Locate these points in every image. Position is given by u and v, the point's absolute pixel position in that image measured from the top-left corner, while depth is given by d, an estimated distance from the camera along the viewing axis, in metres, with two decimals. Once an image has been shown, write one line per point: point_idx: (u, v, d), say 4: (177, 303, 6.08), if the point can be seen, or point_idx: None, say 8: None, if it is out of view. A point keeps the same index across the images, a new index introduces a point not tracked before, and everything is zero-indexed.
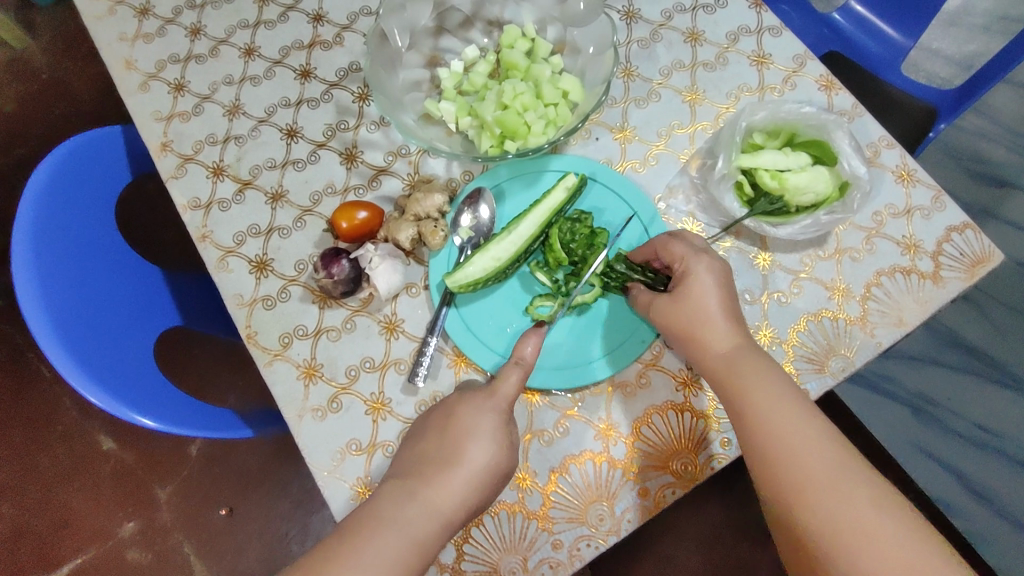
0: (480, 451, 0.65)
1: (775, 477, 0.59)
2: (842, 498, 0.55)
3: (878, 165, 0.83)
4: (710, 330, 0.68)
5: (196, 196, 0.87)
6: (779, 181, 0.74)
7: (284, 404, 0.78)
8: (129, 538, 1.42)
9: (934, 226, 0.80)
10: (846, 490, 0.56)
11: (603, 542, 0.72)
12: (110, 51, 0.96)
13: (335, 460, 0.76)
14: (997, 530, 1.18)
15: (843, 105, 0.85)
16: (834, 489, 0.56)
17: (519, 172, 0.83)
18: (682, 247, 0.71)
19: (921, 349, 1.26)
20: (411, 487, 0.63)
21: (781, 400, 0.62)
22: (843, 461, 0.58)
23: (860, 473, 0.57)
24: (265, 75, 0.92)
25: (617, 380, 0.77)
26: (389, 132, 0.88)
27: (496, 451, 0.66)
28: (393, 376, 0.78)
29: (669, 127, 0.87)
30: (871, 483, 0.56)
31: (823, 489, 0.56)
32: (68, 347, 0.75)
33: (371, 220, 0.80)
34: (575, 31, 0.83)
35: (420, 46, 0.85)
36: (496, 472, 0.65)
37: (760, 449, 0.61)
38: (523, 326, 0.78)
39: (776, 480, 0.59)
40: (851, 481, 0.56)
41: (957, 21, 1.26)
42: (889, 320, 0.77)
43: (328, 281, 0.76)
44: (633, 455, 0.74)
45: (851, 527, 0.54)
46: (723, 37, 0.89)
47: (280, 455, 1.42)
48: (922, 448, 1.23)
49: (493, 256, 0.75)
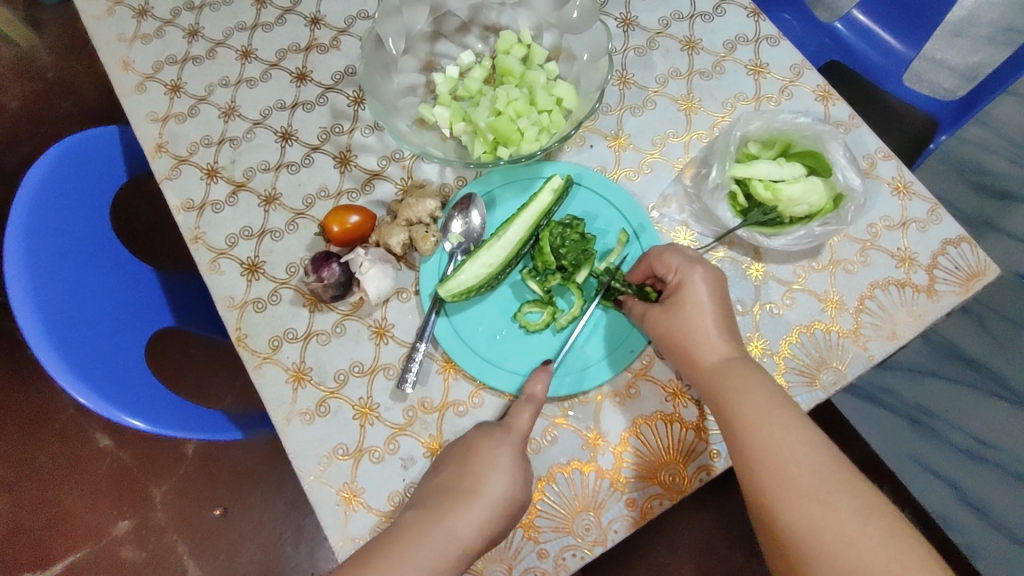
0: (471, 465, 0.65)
1: (759, 487, 0.59)
2: (826, 507, 0.55)
3: (874, 176, 0.82)
4: (700, 341, 0.68)
5: (189, 197, 0.88)
6: (772, 192, 0.74)
7: (273, 407, 0.78)
8: (123, 537, 1.42)
9: (929, 239, 0.79)
10: (830, 499, 0.55)
11: (589, 552, 0.71)
12: (108, 51, 0.96)
13: (321, 464, 0.75)
14: (996, 545, 1.17)
15: (840, 115, 0.85)
16: (819, 499, 0.56)
17: (512, 179, 0.83)
18: (676, 258, 0.71)
19: (922, 361, 1.24)
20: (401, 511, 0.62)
21: (769, 406, 0.62)
22: (830, 470, 0.58)
23: (846, 482, 0.57)
24: (261, 78, 0.92)
25: (608, 389, 0.77)
26: (383, 136, 0.88)
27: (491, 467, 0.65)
28: (382, 381, 0.78)
29: (664, 136, 0.86)
30: (857, 492, 0.56)
31: (807, 493, 0.56)
32: (58, 348, 0.74)
33: (363, 224, 0.80)
34: (571, 37, 0.83)
35: (416, 51, 0.85)
36: (489, 488, 0.64)
37: (746, 453, 0.61)
38: (513, 334, 0.77)
39: (760, 489, 0.59)
40: (837, 490, 0.56)
41: (962, 31, 1.25)
42: (882, 333, 0.76)
43: (319, 285, 0.76)
44: (621, 465, 0.74)
45: (835, 535, 0.54)
46: (721, 46, 0.89)
47: (275, 456, 1.42)
48: (917, 460, 1.22)
49: (484, 263, 0.74)
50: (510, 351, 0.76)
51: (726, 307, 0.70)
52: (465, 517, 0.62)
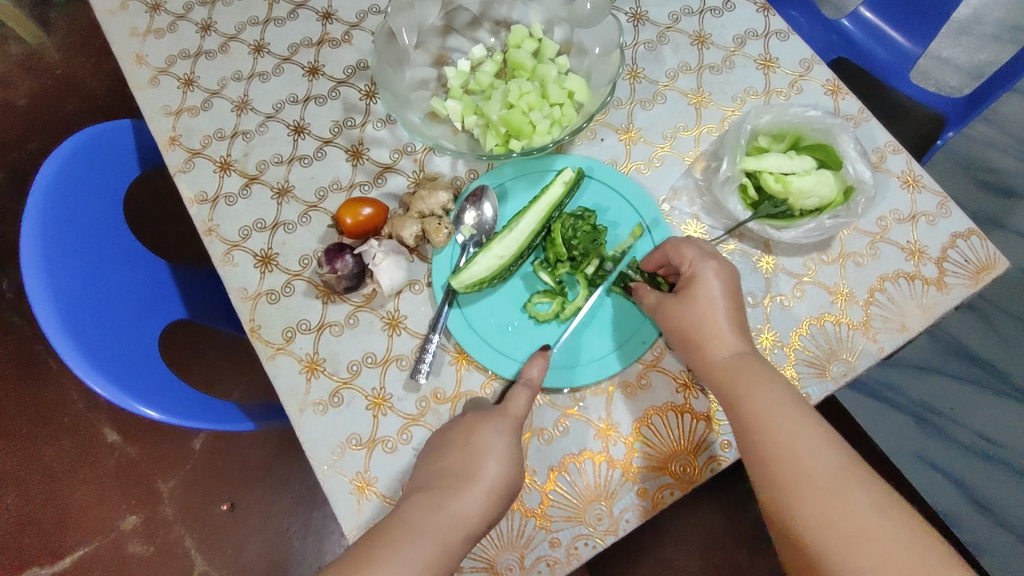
0: (481, 456, 0.65)
1: (773, 481, 0.59)
2: (841, 501, 0.55)
3: (884, 170, 0.83)
4: (712, 335, 0.68)
5: (203, 190, 0.88)
6: (783, 185, 0.74)
7: (286, 397, 0.78)
8: (130, 531, 1.42)
9: (939, 232, 0.80)
10: (845, 494, 0.56)
11: (601, 541, 0.72)
12: (121, 45, 0.97)
13: (334, 454, 0.76)
14: (1001, 541, 1.18)
15: (850, 109, 0.85)
16: (834, 493, 0.56)
17: (523, 172, 0.83)
18: (693, 251, 0.71)
19: (927, 358, 1.26)
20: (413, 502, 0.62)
21: (781, 401, 0.63)
22: (844, 465, 0.58)
23: (860, 477, 0.57)
24: (273, 72, 0.93)
25: (618, 380, 0.77)
26: (395, 129, 0.88)
27: (500, 459, 0.65)
28: (394, 372, 0.78)
29: (674, 129, 0.87)
30: (872, 487, 0.56)
31: (821, 486, 0.56)
32: (74, 338, 0.75)
33: (376, 217, 0.81)
34: (582, 31, 0.83)
35: (427, 45, 0.85)
36: (497, 479, 0.64)
37: (760, 447, 0.61)
38: (525, 325, 0.78)
39: (774, 482, 0.59)
40: (851, 484, 0.56)
41: (968, 29, 1.26)
42: (891, 326, 0.77)
43: (332, 277, 0.77)
44: (632, 455, 0.74)
45: (850, 528, 0.54)
46: (730, 41, 0.89)
47: (282, 451, 1.42)
48: (922, 457, 1.23)
49: (497, 255, 0.75)
50: (522, 342, 0.77)
51: (738, 300, 0.71)
52: (478, 507, 0.62)
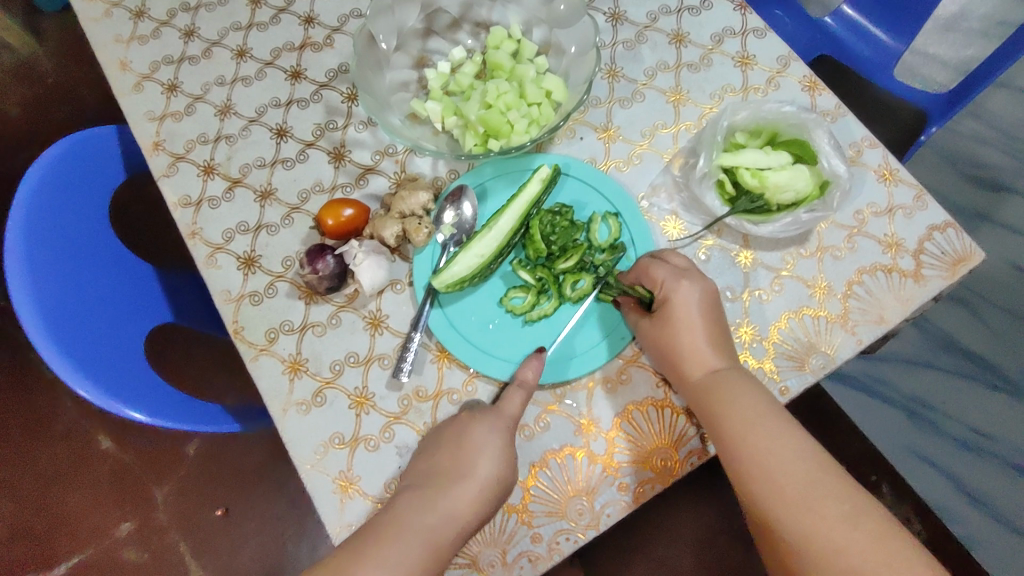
0: (481, 450, 0.67)
1: (751, 498, 0.61)
2: (813, 513, 0.56)
3: (860, 163, 0.83)
4: (688, 355, 0.69)
5: (187, 193, 0.89)
6: (759, 179, 0.75)
7: (270, 397, 0.79)
8: (125, 538, 1.43)
9: (915, 225, 0.80)
10: (818, 507, 0.57)
11: (582, 536, 0.72)
12: (105, 52, 0.98)
13: (318, 453, 0.76)
14: (993, 534, 1.20)
15: (826, 105, 0.86)
16: (806, 507, 0.57)
17: (503, 171, 0.84)
18: (664, 271, 0.72)
19: (916, 353, 1.29)
20: (411, 505, 0.64)
21: (756, 417, 0.63)
22: (819, 477, 0.59)
23: (833, 487, 0.58)
24: (256, 76, 0.94)
25: (599, 376, 0.78)
26: (376, 131, 0.89)
27: (500, 454, 0.67)
28: (377, 371, 0.79)
29: (653, 127, 0.88)
30: (844, 497, 0.57)
31: (796, 502, 0.57)
32: (60, 342, 0.76)
33: (357, 217, 0.81)
34: (559, 32, 0.84)
35: (408, 47, 0.86)
36: (494, 479, 0.66)
37: (738, 468, 0.62)
38: (506, 322, 0.78)
39: (753, 497, 0.61)
40: (824, 497, 0.57)
41: (953, 26, 1.28)
42: (870, 318, 0.77)
43: (314, 277, 0.78)
44: (613, 450, 0.75)
45: (826, 542, 0.55)
46: (708, 39, 0.90)
47: (275, 456, 1.43)
48: (915, 451, 1.25)
49: (477, 253, 0.76)
50: (502, 340, 0.78)
51: (717, 316, 0.72)
52: (453, 518, 0.63)
